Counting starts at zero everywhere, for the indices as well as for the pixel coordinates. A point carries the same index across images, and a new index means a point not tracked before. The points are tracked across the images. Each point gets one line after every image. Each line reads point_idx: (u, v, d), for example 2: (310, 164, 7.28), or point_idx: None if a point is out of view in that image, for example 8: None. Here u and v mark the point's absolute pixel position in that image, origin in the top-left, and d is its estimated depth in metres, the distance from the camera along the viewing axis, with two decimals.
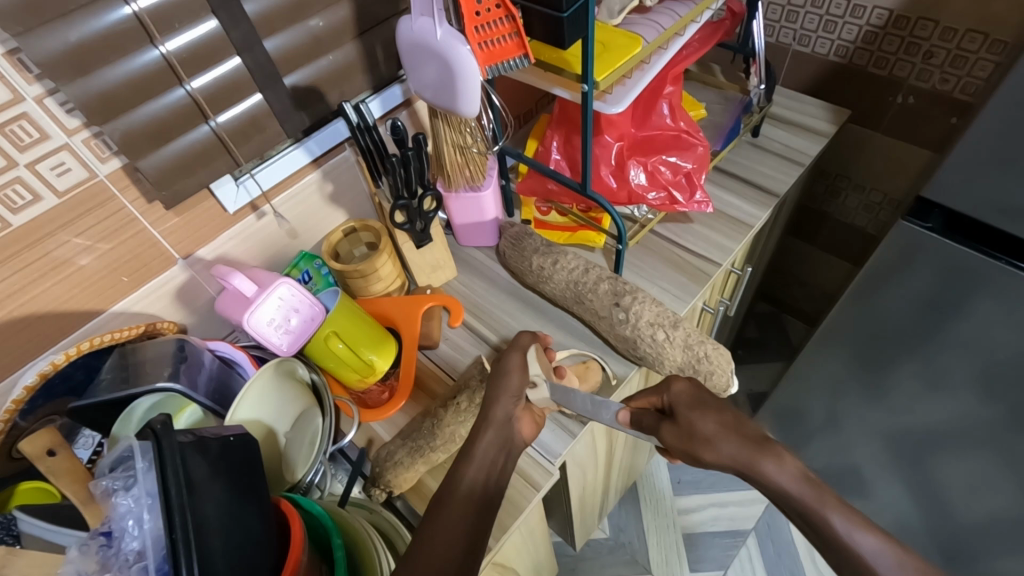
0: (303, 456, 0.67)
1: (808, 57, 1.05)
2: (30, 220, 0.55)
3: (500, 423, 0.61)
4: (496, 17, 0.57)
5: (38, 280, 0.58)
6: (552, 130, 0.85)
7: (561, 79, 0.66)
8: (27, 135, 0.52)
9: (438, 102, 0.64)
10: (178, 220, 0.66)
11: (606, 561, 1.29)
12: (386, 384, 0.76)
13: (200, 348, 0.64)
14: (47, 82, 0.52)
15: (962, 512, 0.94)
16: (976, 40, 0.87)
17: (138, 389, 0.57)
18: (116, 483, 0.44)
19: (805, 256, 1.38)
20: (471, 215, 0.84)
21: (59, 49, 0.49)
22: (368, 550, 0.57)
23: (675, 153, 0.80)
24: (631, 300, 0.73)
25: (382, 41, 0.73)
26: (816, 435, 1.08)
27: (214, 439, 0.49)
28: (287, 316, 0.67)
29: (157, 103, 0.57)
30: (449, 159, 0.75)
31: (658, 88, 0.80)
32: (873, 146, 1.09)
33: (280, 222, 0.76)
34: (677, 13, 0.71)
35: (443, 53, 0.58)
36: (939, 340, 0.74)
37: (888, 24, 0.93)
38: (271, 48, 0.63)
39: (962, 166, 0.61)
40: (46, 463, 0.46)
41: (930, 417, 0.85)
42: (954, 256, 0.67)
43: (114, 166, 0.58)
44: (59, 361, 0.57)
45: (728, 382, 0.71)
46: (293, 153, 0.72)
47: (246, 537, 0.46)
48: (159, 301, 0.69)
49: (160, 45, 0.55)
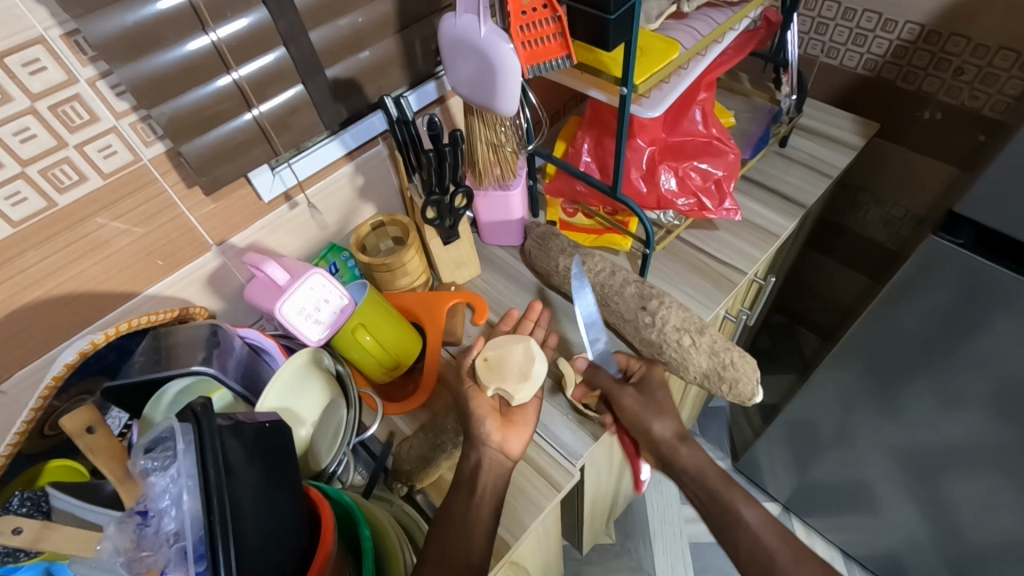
0: (327, 446, 0.67)
1: (837, 70, 1.05)
2: (74, 201, 0.56)
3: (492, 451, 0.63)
4: (543, 16, 0.57)
5: (78, 260, 0.59)
6: (583, 132, 0.85)
7: (599, 81, 0.66)
8: (78, 116, 0.53)
9: (476, 98, 0.64)
10: (215, 206, 0.66)
11: (612, 566, 1.29)
12: (410, 378, 0.78)
13: (231, 334, 0.65)
14: (100, 65, 0.52)
15: (972, 532, 0.94)
16: (1008, 58, 0.87)
17: (170, 371, 0.57)
18: (154, 463, 0.45)
19: (824, 269, 1.37)
20: (498, 214, 0.84)
21: (115, 33, 0.50)
22: (391, 542, 0.57)
23: (706, 160, 0.81)
24: (658, 304, 0.73)
25: (421, 37, 0.73)
26: (828, 450, 1.08)
27: (250, 424, 0.49)
28: (318, 305, 0.67)
29: (202, 90, 0.58)
30: (482, 157, 0.75)
31: (692, 94, 0.80)
32: (899, 161, 1.09)
33: (313, 213, 0.77)
34: (715, 20, 0.71)
35: (486, 50, 0.59)
36: (958, 358, 0.74)
37: (919, 39, 0.93)
38: (315, 40, 0.64)
39: (997, 184, 0.60)
40: (85, 440, 0.46)
41: (948, 436, 0.84)
42: (980, 272, 0.66)
43: (157, 150, 0.59)
44: (98, 341, 0.56)
45: (754, 390, 0.70)
46: (328, 145, 0.73)
47: (277, 523, 0.46)
48: (192, 286, 0.69)
49: (210, 32, 0.56)
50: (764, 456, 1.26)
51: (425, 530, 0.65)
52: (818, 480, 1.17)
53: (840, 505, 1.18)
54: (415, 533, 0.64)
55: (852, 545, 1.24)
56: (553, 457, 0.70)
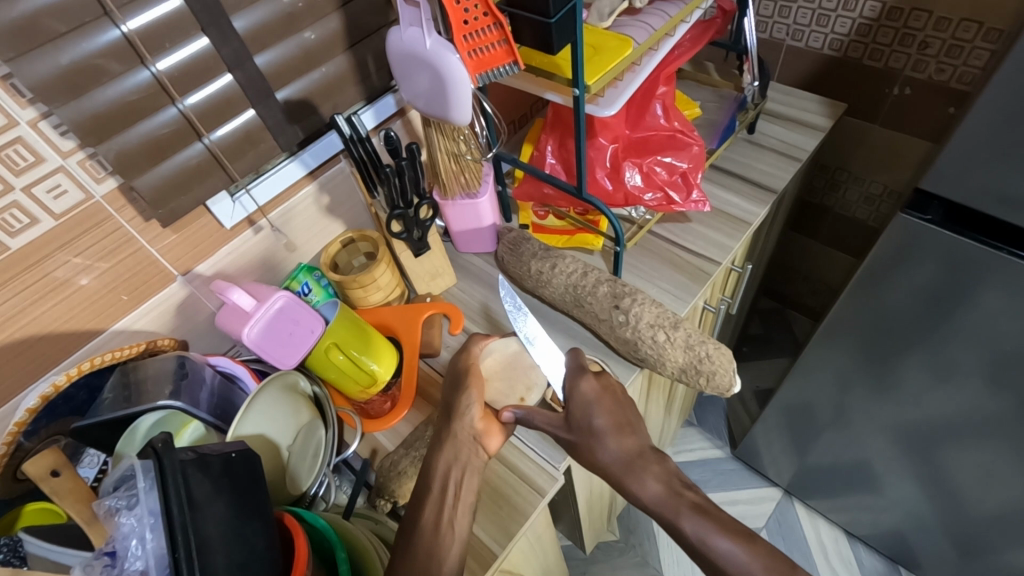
0: (308, 469, 0.65)
1: (802, 52, 1.05)
2: (28, 243, 0.56)
3: (468, 444, 0.62)
4: (484, 24, 0.56)
5: (39, 301, 0.58)
6: (546, 134, 0.84)
7: (553, 83, 0.66)
8: (23, 159, 0.53)
9: (431, 111, 0.64)
10: (176, 236, 0.66)
11: (618, 564, 1.28)
12: (388, 394, 0.75)
13: (201, 364, 0.65)
14: (40, 106, 0.52)
15: (974, 503, 0.94)
16: (971, 29, 0.86)
17: (139, 408, 0.57)
18: (120, 502, 0.44)
19: (809, 250, 1.37)
20: (469, 222, 0.83)
21: (50, 72, 0.50)
22: (373, 563, 0.56)
23: (670, 153, 0.80)
24: (631, 302, 0.73)
25: (373, 52, 0.74)
26: (825, 431, 1.08)
27: (216, 455, 0.49)
28: (287, 329, 0.67)
29: (153, 121, 0.58)
30: (444, 168, 0.75)
31: (651, 89, 0.80)
32: (872, 139, 1.09)
33: (278, 236, 0.76)
34: (668, 13, 0.70)
35: (433, 63, 0.59)
36: (942, 332, 0.74)
37: (881, 16, 0.93)
38: (262, 64, 0.64)
39: (958, 158, 0.60)
40: (50, 484, 0.45)
41: (935, 410, 0.85)
42: (954, 246, 0.65)
43: (110, 186, 0.59)
44: (60, 383, 0.56)
45: (731, 381, 0.70)
46: (288, 166, 0.73)
47: (249, 553, 0.46)
48: (160, 318, 0.69)
49: (150, 65, 0.56)
50: (763, 443, 1.25)
51: (392, 526, 0.66)
52: (817, 462, 1.17)
53: (841, 486, 1.18)
54: (385, 533, 0.65)
55: (856, 524, 1.24)
56: (536, 463, 0.70)
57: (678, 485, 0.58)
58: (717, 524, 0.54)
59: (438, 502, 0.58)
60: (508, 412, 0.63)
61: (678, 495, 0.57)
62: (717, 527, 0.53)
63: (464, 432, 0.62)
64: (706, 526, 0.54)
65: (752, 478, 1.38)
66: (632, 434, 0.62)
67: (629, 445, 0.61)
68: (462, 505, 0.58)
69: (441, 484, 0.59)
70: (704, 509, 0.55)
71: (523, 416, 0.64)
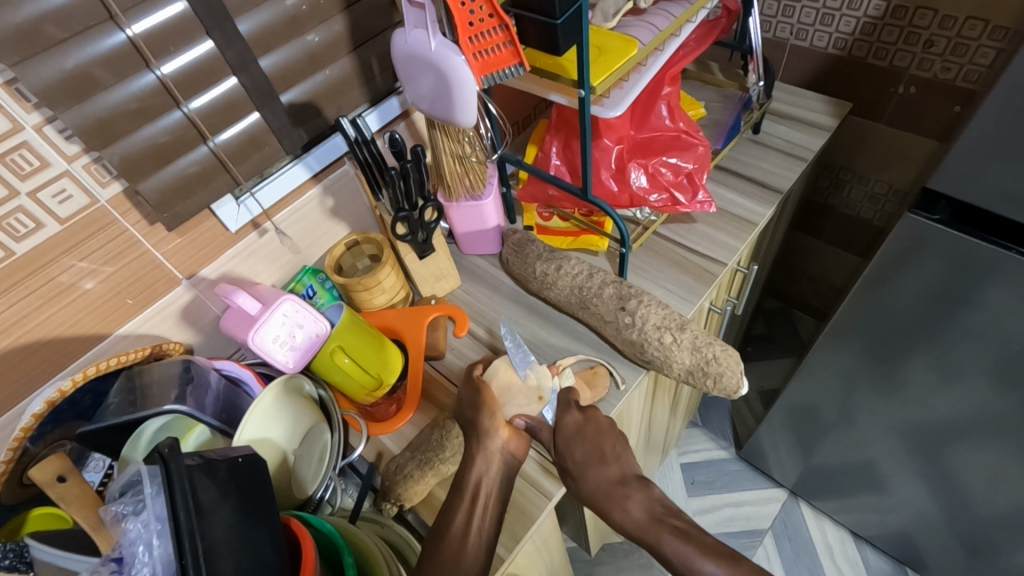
0: (313, 473, 0.65)
1: (806, 51, 1.04)
2: (34, 247, 0.55)
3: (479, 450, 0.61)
4: (489, 26, 0.56)
5: (44, 306, 0.58)
6: (551, 136, 0.84)
7: (557, 85, 0.66)
8: (28, 163, 0.53)
9: (437, 113, 0.64)
10: (180, 240, 0.66)
11: (623, 565, 1.28)
12: (393, 398, 0.75)
13: (206, 367, 0.65)
14: (45, 110, 0.52)
15: (981, 503, 0.93)
16: (977, 27, 0.86)
17: (145, 412, 0.57)
18: (127, 508, 0.44)
19: (813, 250, 1.36)
20: (473, 224, 0.83)
21: (56, 77, 0.50)
22: (379, 566, 0.56)
23: (675, 154, 0.80)
24: (637, 304, 0.72)
25: (377, 54, 0.74)
26: (831, 432, 1.07)
27: (222, 460, 0.49)
28: (292, 331, 0.67)
29: (156, 126, 0.58)
30: (448, 169, 0.75)
31: (656, 89, 0.79)
32: (877, 138, 1.08)
33: (282, 238, 0.76)
34: (673, 13, 0.70)
35: (438, 64, 0.58)
36: (949, 333, 0.73)
37: (886, 15, 0.92)
38: (266, 67, 0.64)
39: (966, 158, 0.59)
40: (56, 490, 0.45)
41: (942, 411, 0.84)
42: (962, 247, 0.65)
43: (114, 190, 0.59)
44: (66, 388, 0.56)
45: (738, 383, 0.70)
46: (292, 169, 0.73)
47: (256, 559, 0.46)
48: (164, 321, 0.69)
49: (155, 68, 0.56)
50: (768, 443, 1.25)
51: (416, 549, 0.64)
52: (823, 463, 1.17)
53: (848, 487, 1.17)
54: (408, 555, 0.63)
55: (862, 525, 1.23)
56: (542, 464, 0.70)
57: (662, 511, 0.57)
58: (698, 546, 0.53)
59: (465, 510, 0.57)
60: (519, 419, 0.65)
61: (660, 521, 0.56)
62: (699, 549, 0.53)
63: (474, 435, 0.63)
64: (688, 550, 0.53)
65: (757, 479, 1.38)
66: (614, 463, 0.61)
67: (609, 475, 0.60)
68: (486, 521, 0.58)
69: (466, 497, 0.58)
70: (685, 533, 0.54)
71: (534, 427, 0.65)
